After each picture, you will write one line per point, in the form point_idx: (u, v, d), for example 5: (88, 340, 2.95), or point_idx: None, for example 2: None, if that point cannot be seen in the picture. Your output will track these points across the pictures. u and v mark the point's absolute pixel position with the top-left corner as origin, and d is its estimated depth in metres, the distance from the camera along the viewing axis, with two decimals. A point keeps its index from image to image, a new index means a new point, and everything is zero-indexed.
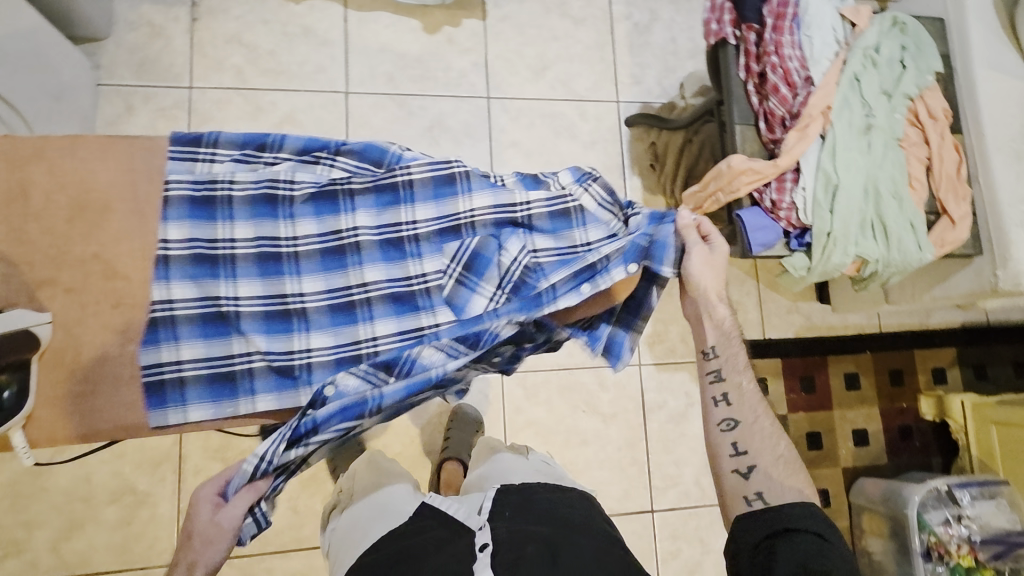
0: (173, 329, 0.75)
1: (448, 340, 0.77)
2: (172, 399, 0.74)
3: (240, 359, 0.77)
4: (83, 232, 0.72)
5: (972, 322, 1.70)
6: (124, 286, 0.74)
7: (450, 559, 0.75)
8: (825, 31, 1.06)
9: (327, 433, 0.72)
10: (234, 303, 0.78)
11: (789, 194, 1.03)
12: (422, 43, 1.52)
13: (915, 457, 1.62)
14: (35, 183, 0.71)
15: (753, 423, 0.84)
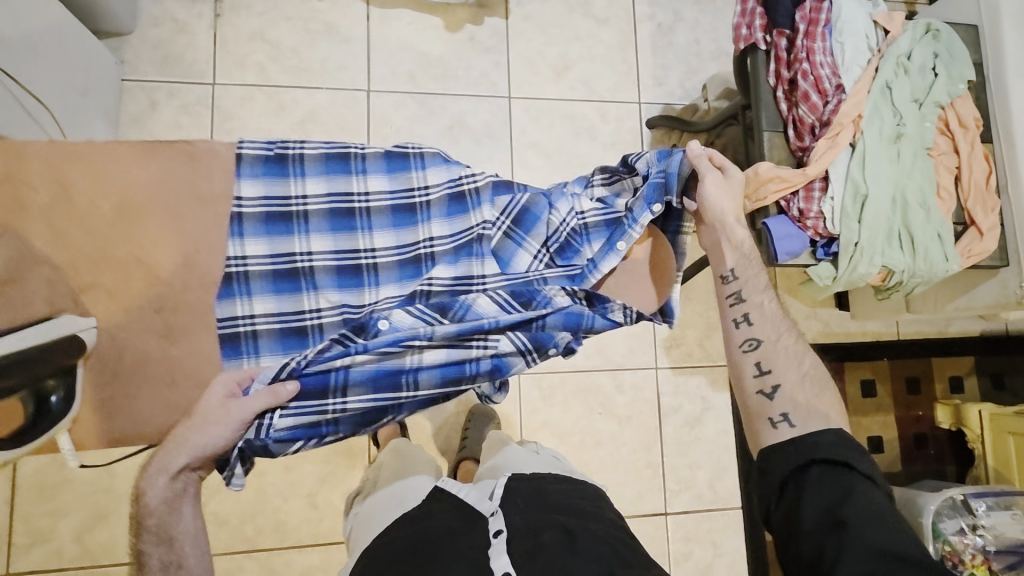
0: (246, 284, 0.78)
1: (504, 294, 0.83)
2: (247, 352, 0.78)
3: (309, 313, 0.80)
4: (124, 236, 0.72)
5: (991, 331, 1.69)
6: (166, 291, 0.74)
7: (467, 550, 0.74)
8: (858, 39, 1.05)
9: (372, 353, 0.75)
10: (307, 258, 0.80)
11: (816, 203, 1.02)
12: (444, 42, 1.52)
13: (929, 465, 1.61)
14: (76, 186, 0.71)
15: (776, 341, 0.81)
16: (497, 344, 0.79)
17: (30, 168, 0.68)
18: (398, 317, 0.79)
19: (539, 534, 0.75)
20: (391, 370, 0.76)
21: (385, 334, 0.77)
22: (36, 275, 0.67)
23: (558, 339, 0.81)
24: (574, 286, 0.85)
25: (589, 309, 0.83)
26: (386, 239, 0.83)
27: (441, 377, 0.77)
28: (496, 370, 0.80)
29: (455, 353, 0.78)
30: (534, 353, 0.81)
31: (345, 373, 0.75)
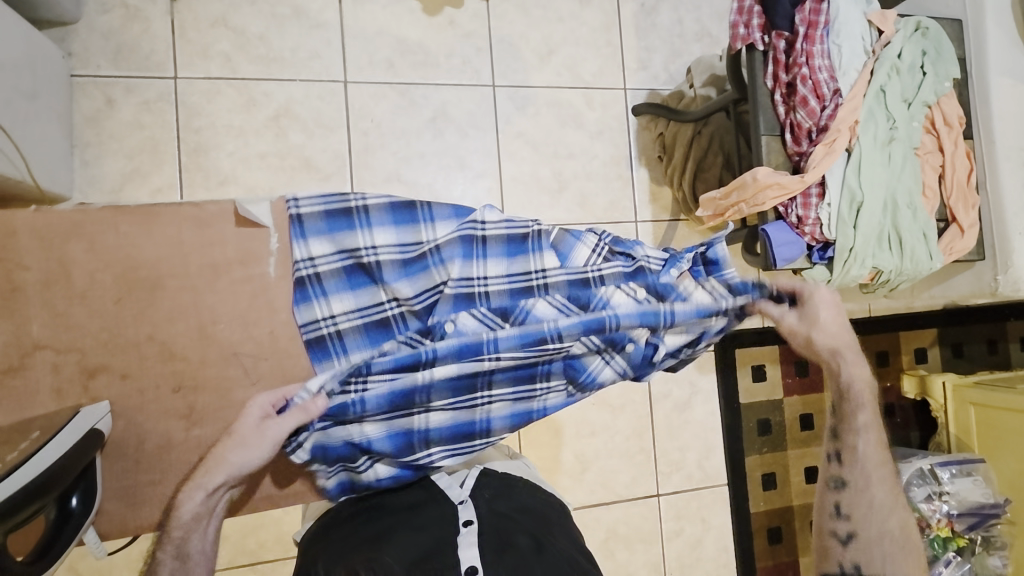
0: (320, 285, 0.70)
1: (562, 296, 0.73)
2: (337, 352, 0.71)
3: (388, 307, 0.72)
4: (134, 312, 0.65)
5: (953, 304, 1.78)
6: (183, 367, 0.67)
7: (427, 538, 0.70)
8: (854, 40, 1.05)
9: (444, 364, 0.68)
10: (372, 253, 0.71)
11: (813, 210, 1.05)
12: (422, 26, 1.43)
13: (896, 432, 1.72)
14: (74, 262, 0.63)
15: (862, 490, 0.84)
16: (568, 348, 0.71)
17: (20, 247, 0.61)
18: (462, 320, 0.71)
19: (510, 535, 0.70)
20: (468, 381, 0.70)
21: (448, 339, 0.69)
22: (39, 362, 0.62)
23: (632, 336, 0.73)
24: (635, 286, 0.74)
25: (662, 305, 0.71)
26: (451, 255, 0.72)
27: (515, 380, 0.72)
28: (570, 371, 0.74)
29: (528, 362, 0.71)
30: (609, 349, 0.74)
31: (428, 390, 0.69)
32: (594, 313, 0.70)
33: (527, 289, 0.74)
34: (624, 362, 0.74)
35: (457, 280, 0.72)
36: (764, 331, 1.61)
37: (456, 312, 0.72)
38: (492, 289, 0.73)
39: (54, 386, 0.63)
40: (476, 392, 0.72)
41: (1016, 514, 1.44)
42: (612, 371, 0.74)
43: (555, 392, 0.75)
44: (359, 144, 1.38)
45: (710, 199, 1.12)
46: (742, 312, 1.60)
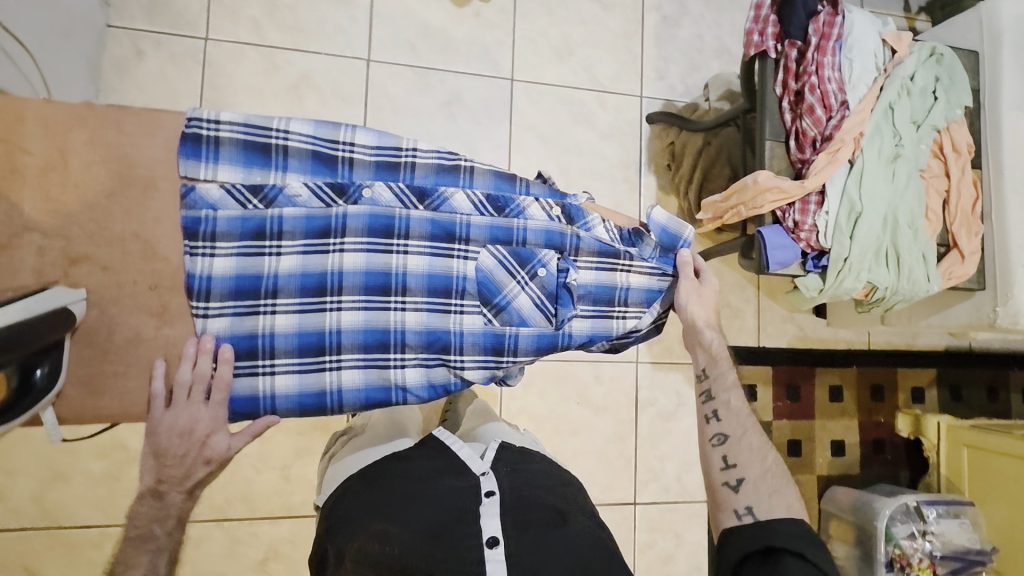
0: (214, 152, 0.57)
1: (481, 192, 0.63)
2: (205, 158, 0.57)
3: (343, 147, 0.60)
4: (126, 208, 0.56)
5: (955, 347, 1.76)
6: (164, 269, 0.57)
7: (449, 513, 0.73)
8: (866, 57, 1.05)
9: (354, 238, 0.60)
10: (284, 124, 0.59)
11: (811, 216, 1.03)
12: (448, 15, 1.47)
13: (885, 468, 1.68)
14: (74, 152, 0.55)
15: (742, 438, 0.85)
16: (476, 257, 0.63)
17: (26, 133, 0.54)
18: (380, 188, 0.61)
19: (530, 509, 0.75)
20: (380, 276, 0.61)
21: (360, 207, 0.60)
22: (24, 244, 0.53)
23: (543, 259, 0.64)
24: (550, 201, 0.66)
25: (570, 228, 0.65)
26: (367, 131, 0.61)
27: (429, 286, 0.62)
28: (483, 291, 0.63)
29: (440, 263, 0.62)
30: (521, 272, 0.64)
31: (338, 275, 0.60)
32: (506, 219, 0.64)
33: (454, 170, 0.63)
34: (538, 291, 0.64)
35: (377, 148, 0.61)
36: (755, 351, 1.61)
37: (377, 179, 0.61)
38: (420, 160, 0.62)
39: (30, 268, 0.54)
40: (388, 294, 0.61)
41: (1003, 562, 1.39)
42: (526, 299, 0.64)
43: (470, 314, 0.63)
44: (373, 120, 1.41)
45: (710, 202, 1.12)
46: (737, 328, 1.60)
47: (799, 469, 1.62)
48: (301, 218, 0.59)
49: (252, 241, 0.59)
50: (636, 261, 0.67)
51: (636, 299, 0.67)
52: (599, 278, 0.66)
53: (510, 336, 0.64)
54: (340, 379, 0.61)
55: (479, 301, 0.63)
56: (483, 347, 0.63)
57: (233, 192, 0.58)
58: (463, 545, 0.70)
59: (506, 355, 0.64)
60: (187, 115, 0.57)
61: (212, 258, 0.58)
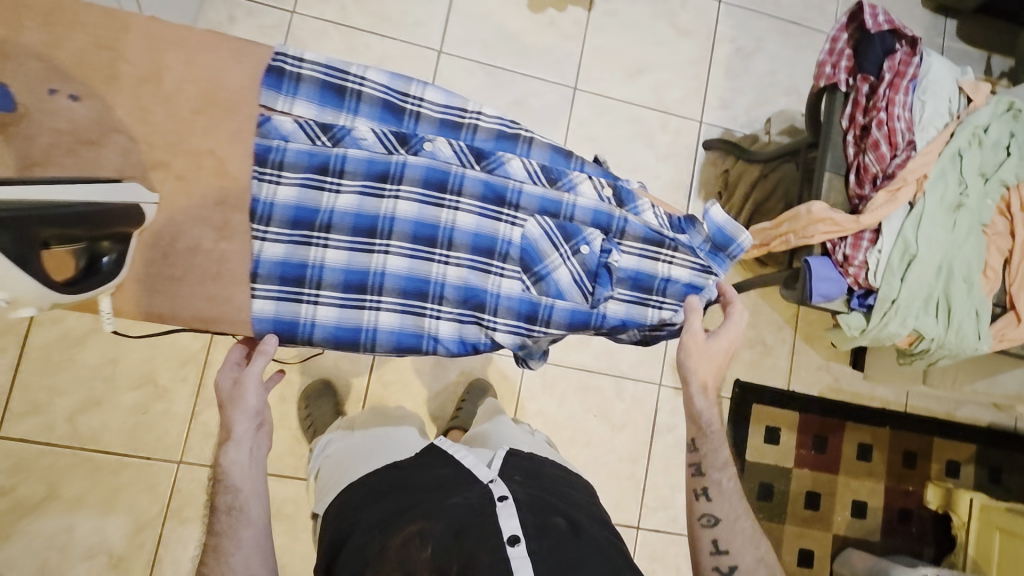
0: (294, 87, 0.61)
1: (537, 163, 0.65)
2: (285, 91, 0.60)
3: (412, 100, 0.63)
4: (206, 126, 0.59)
5: (999, 425, 1.67)
6: (231, 187, 0.59)
7: (468, 508, 0.75)
8: (940, 101, 1.03)
9: (409, 188, 0.62)
10: (361, 71, 0.62)
11: (863, 252, 1.00)
12: (524, 20, 1.52)
13: (908, 541, 1.59)
14: (169, 69, 0.59)
15: (734, 521, 0.83)
16: (523, 225, 0.65)
17: (130, 44, 0.58)
18: (440, 143, 0.63)
19: (549, 515, 0.77)
20: (429, 227, 0.63)
21: (419, 158, 0.63)
22: (112, 143, 0.57)
23: (588, 237, 0.65)
24: (604, 182, 0.67)
25: (619, 210, 0.66)
26: (437, 89, 0.64)
27: (473, 245, 0.64)
28: (525, 258, 0.65)
29: (488, 225, 0.64)
30: (564, 246, 0.65)
31: (389, 220, 0.62)
32: (557, 192, 0.65)
33: (514, 138, 0.65)
34: (579, 266, 0.65)
35: (444, 107, 0.64)
36: (786, 395, 1.56)
37: (439, 135, 0.63)
38: (483, 124, 0.64)
39: (113, 166, 0.58)
40: (433, 246, 0.63)
41: None
42: (566, 272, 0.65)
43: (509, 279, 0.64)
44: None
45: (758, 228, 1.08)
46: (768, 367, 1.57)
47: (815, 524, 1.55)
48: (363, 161, 0.62)
49: (316, 175, 0.61)
50: (680, 252, 0.67)
51: (675, 292, 0.68)
52: (641, 265, 0.66)
53: (545, 307, 0.65)
54: (378, 318, 0.62)
55: (519, 267, 0.64)
56: (516, 313, 0.64)
57: (305, 127, 0.61)
58: (484, 547, 0.70)
59: (539, 324, 0.65)
60: (276, 50, 0.61)
61: (276, 188, 0.60)
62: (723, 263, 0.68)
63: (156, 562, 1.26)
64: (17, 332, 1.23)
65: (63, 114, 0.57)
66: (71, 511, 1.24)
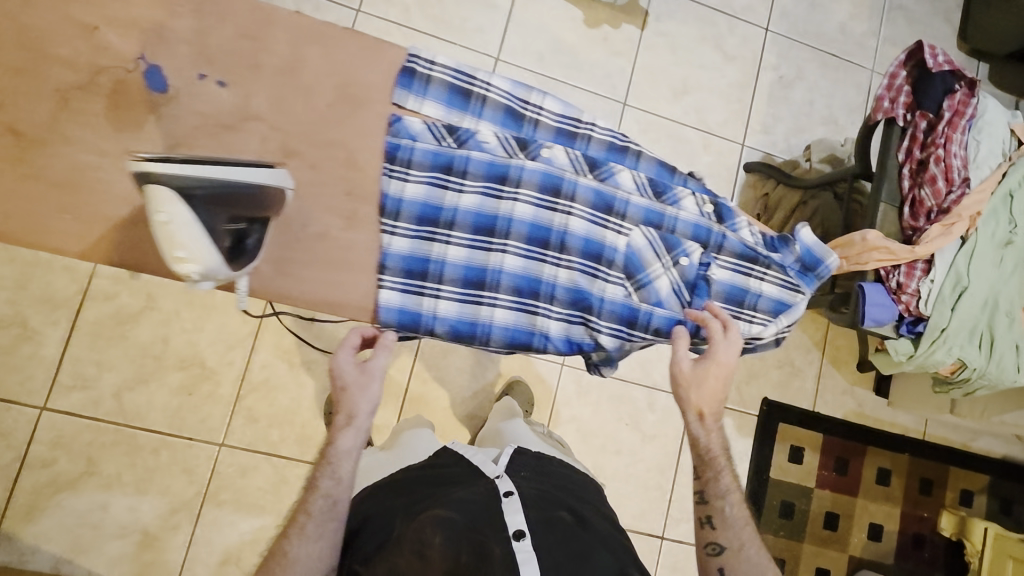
0: (424, 87, 0.63)
1: (645, 175, 0.68)
2: (417, 91, 0.63)
3: (532, 107, 0.66)
4: (340, 118, 0.61)
5: (1011, 457, 1.71)
6: (359, 179, 0.61)
7: (478, 502, 0.81)
8: (994, 141, 1.07)
9: (527, 192, 0.65)
10: (487, 79, 0.65)
11: (915, 281, 1.04)
12: (579, 34, 1.56)
13: (920, 566, 1.62)
14: (306, 64, 0.61)
15: (739, 549, 0.84)
16: (630, 234, 0.67)
17: (272, 36, 0.61)
18: (557, 151, 0.66)
19: (555, 511, 0.83)
20: (543, 231, 0.66)
21: (538, 163, 0.65)
22: (251, 130, 0.59)
23: (688, 250, 0.68)
24: (705, 199, 0.70)
25: (718, 226, 0.69)
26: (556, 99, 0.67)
27: (584, 250, 0.67)
28: (630, 266, 0.68)
29: (597, 232, 0.67)
30: (666, 257, 0.68)
31: (507, 221, 0.65)
32: (661, 205, 0.68)
33: (624, 151, 0.68)
34: (678, 277, 0.68)
35: (560, 116, 0.67)
36: (811, 416, 1.60)
37: (556, 142, 0.66)
38: (596, 135, 0.67)
39: (247, 151, 0.59)
40: (547, 248, 0.66)
41: None
42: (666, 282, 0.68)
43: (614, 285, 0.67)
44: None
45: None
46: (795, 388, 1.60)
47: (832, 545, 1.58)
48: (485, 165, 0.64)
49: (442, 174, 0.64)
50: (771, 270, 0.70)
51: (767, 307, 0.70)
52: (735, 279, 0.69)
53: (645, 314, 0.67)
54: (493, 314, 0.65)
55: (624, 274, 0.68)
56: (619, 318, 0.67)
57: (433, 128, 0.63)
58: (492, 537, 0.76)
59: (638, 329, 0.67)
60: (409, 52, 0.63)
61: (402, 186, 0.62)
62: (812, 282, 0.71)
63: (190, 544, 1.25)
64: (72, 307, 1.25)
65: (209, 98, 0.59)
66: (107, 489, 1.22)
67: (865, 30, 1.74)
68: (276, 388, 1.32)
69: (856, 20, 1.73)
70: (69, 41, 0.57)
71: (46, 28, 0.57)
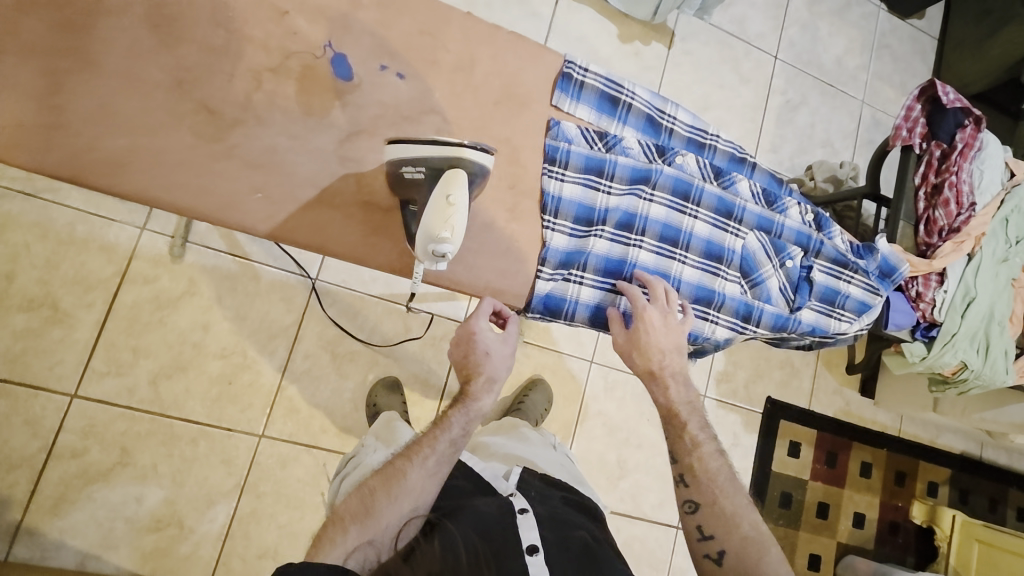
0: (579, 91, 0.79)
1: (759, 186, 0.88)
2: (572, 95, 0.79)
3: (668, 119, 0.84)
4: (503, 115, 0.75)
5: (967, 453, 1.93)
6: (521, 173, 0.74)
7: (492, 515, 0.80)
8: (994, 170, 1.22)
9: (661, 194, 0.80)
10: (631, 94, 0.82)
11: (932, 291, 1.18)
12: (613, 47, 1.63)
13: (895, 550, 1.79)
14: (478, 61, 0.76)
15: (716, 502, 0.76)
16: (745, 237, 0.85)
17: None
18: (688, 160, 0.83)
19: (568, 529, 0.81)
20: (673, 231, 0.81)
21: (672, 168, 0.81)
22: (429, 121, 0.72)
23: (791, 254, 0.88)
24: (805, 209, 0.92)
25: (816, 234, 0.91)
26: (686, 113, 0.85)
27: (705, 251, 0.83)
28: (744, 266, 0.85)
29: (717, 235, 0.83)
30: (774, 259, 0.87)
31: (644, 221, 0.79)
32: (771, 213, 0.87)
33: (742, 162, 0.87)
34: (784, 278, 0.87)
35: (691, 128, 0.85)
36: (806, 413, 1.74)
37: (688, 150, 0.84)
38: (721, 146, 0.86)
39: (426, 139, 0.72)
40: (676, 246, 0.81)
41: None
42: (775, 282, 0.86)
43: (732, 283, 0.84)
44: None
45: None
46: (793, 387, 1.74)
47: (823, 531, 1.72)
48: (627, 170, 0.78)
49: (595, 176, 0.77)
50: (857, 275, 0.93)
51: (853, 306, 0.92)
52: (829, 280, 0.90)
53: (758, 309, 0.85)
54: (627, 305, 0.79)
55: (739, 274, 0.85)
56: (737, 312, 0.84)
57: (586, 133, 0.78)
58: (509, 555, 0.73)
59: (753, 323, 0.84)
60: (566, 59, 0.79)
61: (563, 185, 0.76)
62: (889, 285, 0.94)
63: (227, 536, 1.22)
64: (108, 289, 1.19)
65: (394, 88, 0.72)
66: (142, 480, 1.19)
67: (858, 64, 1.91)
68: (318, 379, 1.31)
69: (851, 54, 1.90)
70: (261, 23, 0.68)
71: (239, 10, 0.68)
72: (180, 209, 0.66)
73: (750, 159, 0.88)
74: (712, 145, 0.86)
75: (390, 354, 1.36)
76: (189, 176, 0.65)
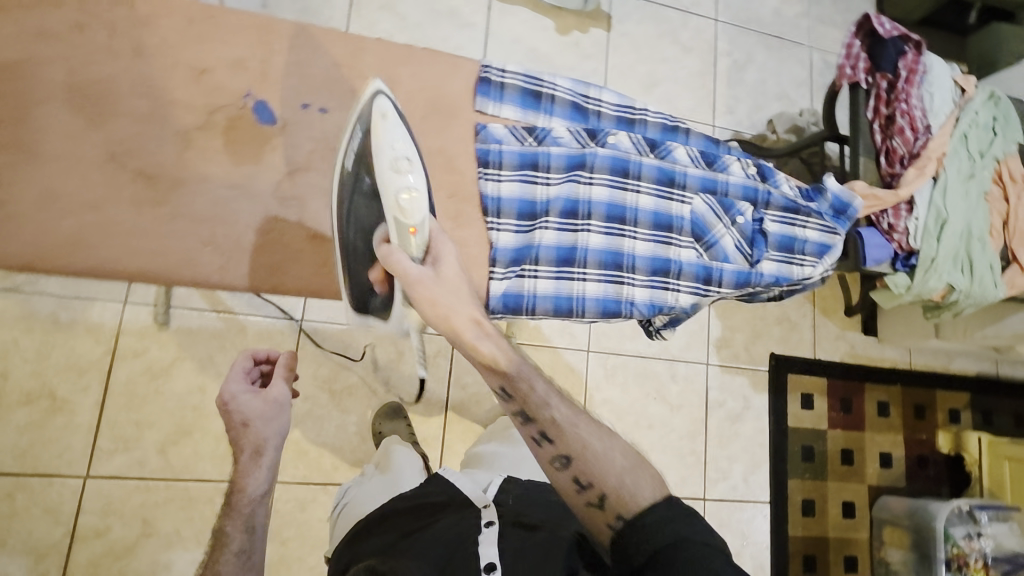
0: (500, 91, 0.81)
1: (696, 149, 0.88)
2: (494, 98, 0.80)
3: (594, 103, 0.85)
4: (435, 127, 0.78)
5: (983, 373, 1.91)
6: (459, 180, 0.77)
7: (451, 534, 0.80)
8: (943, 91, 1.23)
9: (600, 175, 0.81)
10: (553, 85, 0.83)
11: (903, 220, 1.19)
12: (552, 42, 1.65)
13: (928, 484, 1.78)
14: (401, 83, 0.77)
15: (584, 449, 0.70)
16: (692, 202, 0.86)
17: None
18: (620, 138, 0.84)
19: (535, 530, 0.81)
20: (618, 209, 0.82)
21: (607, 149, 0.82)
22: None
23: (740, 210, 0.89)
24: (746, 162, 0.92)
25: (762, 185, 0.91)
26: (610, 92, 0.87)
27: (654, 221, 0.84)
28: (696, 230, 0.87)
29: (663, 205, 0.85)
30: (725, 218, 0.88)
31: (588, 205, 0.81)
32: (713, 173, 0.88)
33: (675, 130, 0.89)
34: (738, 235, 0.89)
35: (618, 107, 0.86)
36: (811, 363, 1.73)
37: (618, 128, 0.85)
38: (651, 119, 0.87)
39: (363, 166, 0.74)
40: (625, 223, 0.83)
41: None
42: (729, 240, 0.87)
43: (687, 249, 0.86)
44: None
45: None
46: (795, 340, 1.73)
47: (851, 478, 1.71)
48: (563, 158, 0.80)
49: (530, 171, 0.79)
50: (812, 218, 0.93)
51: (812, 248, 0.93)
52: (784, 228, 0.91)
53: (718, 269, 0.86)
54: (587, 287, 0.80)
55: (693, 238, 0.86)
56: (696, 276, 0.86)
57: (514, 131, 0.80)
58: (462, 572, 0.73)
59: (714, 284, 0.86)
60: (483, 64, 0.81)
61: (499, 186, 0.78)
62: (845, 222, 0.94)
63: None
64: (101, 368, 1.21)
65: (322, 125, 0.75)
66: (167, 548, 1.20)
67: (797, 12, 1.92)
68: (322, 418, 1.32)
69: (788, 4, 1.91)
70: (185, 86, 0.70)
71: (159, 76, 0.70)
72: (135, 271, 0.67)
73: (682, 126, 0.89)
74: (643, 119, 0.87)
75: (387, 380, 1.38)
76: (141, 242, 0.67)
